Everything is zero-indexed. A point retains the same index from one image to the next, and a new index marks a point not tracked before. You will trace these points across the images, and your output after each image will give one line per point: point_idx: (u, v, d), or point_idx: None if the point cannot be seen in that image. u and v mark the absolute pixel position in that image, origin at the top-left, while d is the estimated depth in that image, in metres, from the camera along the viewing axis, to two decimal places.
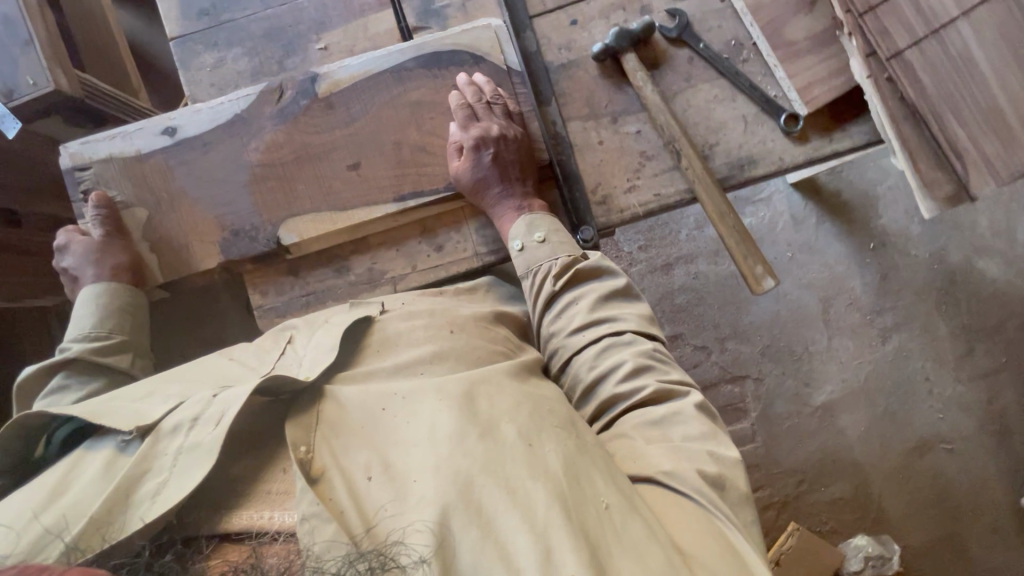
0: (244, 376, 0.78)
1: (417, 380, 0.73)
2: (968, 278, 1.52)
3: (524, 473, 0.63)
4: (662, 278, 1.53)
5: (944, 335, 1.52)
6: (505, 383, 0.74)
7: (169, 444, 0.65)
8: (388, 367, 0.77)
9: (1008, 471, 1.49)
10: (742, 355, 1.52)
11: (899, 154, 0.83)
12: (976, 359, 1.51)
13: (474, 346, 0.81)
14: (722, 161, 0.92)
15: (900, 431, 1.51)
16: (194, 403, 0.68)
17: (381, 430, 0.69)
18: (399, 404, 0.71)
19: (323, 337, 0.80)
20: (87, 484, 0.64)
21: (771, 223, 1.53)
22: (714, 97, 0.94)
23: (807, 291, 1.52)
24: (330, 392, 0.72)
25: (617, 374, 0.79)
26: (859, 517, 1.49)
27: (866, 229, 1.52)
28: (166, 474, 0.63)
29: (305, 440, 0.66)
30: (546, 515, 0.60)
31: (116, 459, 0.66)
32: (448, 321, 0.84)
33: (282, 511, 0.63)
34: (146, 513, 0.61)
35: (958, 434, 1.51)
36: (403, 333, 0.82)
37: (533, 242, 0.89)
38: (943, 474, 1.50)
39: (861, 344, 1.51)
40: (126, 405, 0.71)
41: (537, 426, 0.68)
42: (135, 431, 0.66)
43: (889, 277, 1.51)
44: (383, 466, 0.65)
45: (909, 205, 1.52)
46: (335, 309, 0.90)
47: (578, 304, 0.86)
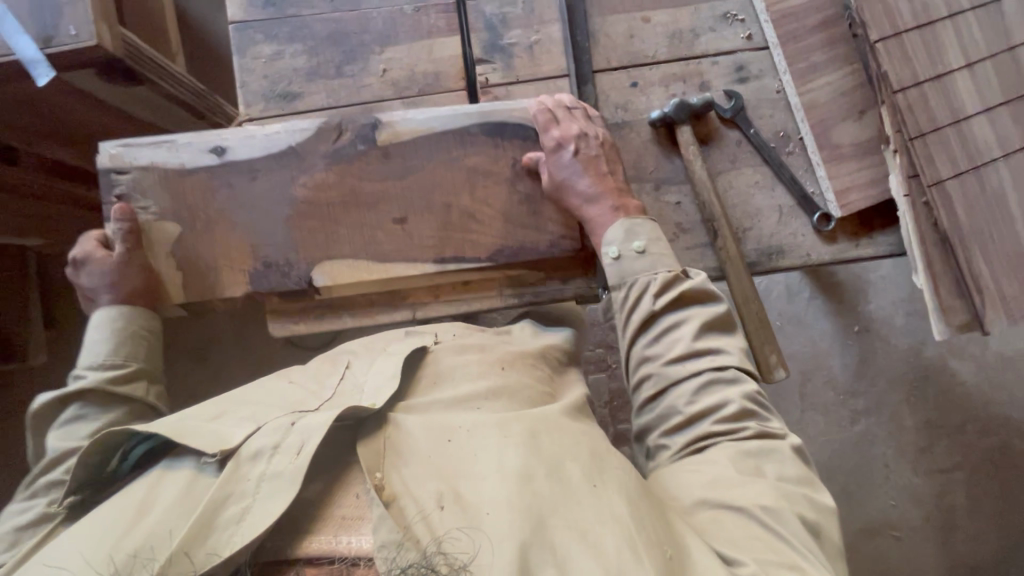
0: (309, 400, 0.79)
1: (475, 414, 0.76)
2: (939, 374, 1.57)
3: (592, 511, 0.66)
4: None
5: (909, 426, 1.57)
6: (566, 424, 0.77)
7: (250, 469, 0.66)
8: (448, 397, 0.81)
9: (950, 567, 1.55)
10: None
11: (922, 274, 0.89)
12: (935, 454, 1.56)
13: (529, 385, 0.84)
14: (753, 246, 0.99)
15: (852, 512, 1.56)
16: (273, 429, 0.69)
17: (445, 458, 0.71)
18: (464, 434, 0.73)
19: (385, 363, 0.83)
20: (168, 507, 0.65)
21: (766, 290, 1.57)
22: (754, 182, 1.00)
23: (789, 363, 1.55)
24: (394, 420, 0.75)
25: (718, 415, 0.80)
26: None
27: (853, 311, 1.57)
28: (250, 500, 0.63)
29: (378, 466, 0.68)
30: (617, 553, 0.63)
31: (197, 478, 0.68)
32: (499, 359, 0.87)
33: (358, 536, 0.63)
34: (232, 538, 0.61)
35: (907, 523, 1.56)
36: (460, 366, 0.85)
37: (632, 252, 0.91)
38: (887, 559, 1.55)
39: (830, 422, 1.56)
40: (200, 426, 0.72)
41: (598, 463, 0.72)
42: (218, 454, 0.68)
43: (867, 361, 1.56)
44: (454, 497, 0.66)
45: (898, 295, 1.56)
46: (391, 338, 0.94)
47: (678, 330, 0.86)
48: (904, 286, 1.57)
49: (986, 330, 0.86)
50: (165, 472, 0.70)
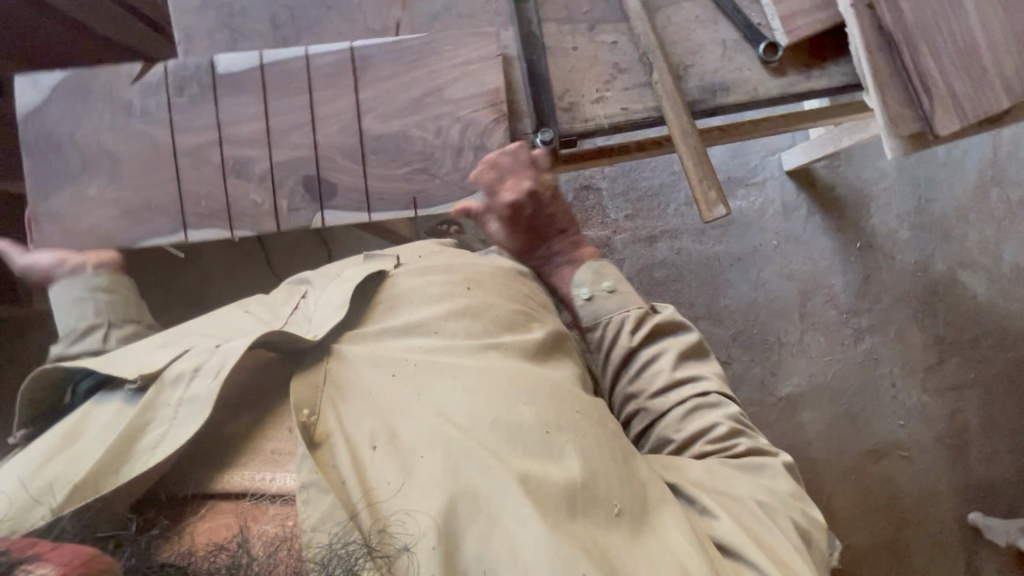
0: (253, 329, 0.74)
1: (428, 345, 0.70)
2: (949, 290, 1.50)
3: (538, 462, 0.60)
4: (644, 250, 1.50)
5: (917, 343, 1.51)
6: (524, 363, 0.70)
7: (170, 394, 0.62)
8: (397, 324, 0.73)
9: (960, 487, 1.50)
10: (713, 337, 1.50)
11: (870, 89, 0.79)
12: (945, 372, 1.51)
13: (491, 305, 0.76)
14: (695, 84, 0.86)
15: (859, 434, 1.51)
16: (197, 354, 0.65)
17: (384, 396, 0.65)
18: (409, 370, 0.67)
19: (332, 292, 0.76)
20: (94, 436, 0.62)
21: (761, 210, 1.52)
22: (694, 18, 0.88)
23: (787, 282, 1.50)
24: (337, 350, 0.69)
25: (710, 436, 0.73)
26: None
27: (856, 227, 1.50)
28: (167, 425, 0.60)
29: (309, 403, 0.63)
30: (554, 499, 0.57)
31: (122, 408, 0.64)
32: (466, 277, 0.79)
33: (283, 473, 0.61)
34: (145, 462, 0.58)
35: (916, 443, 1.51)
36: (417, 287, 0.77)
37: (602, 291, 0.83)
38: (897, 481, 1.51)
39: (832, 341, 1.51)
40: (135, 355, 0.69)
41: (553, 407, 0.64)
42: (140, 378, 0.64)
43: (870, 278, 1.50)
44: (389, 436, 0.61)
45: (901, 209, 1.51)
46: (345, 264, 0.85)
47: (658, 362, 0.78)
48: (909, 200, 1.51)
49: (940, 137, 0.77)
50: (93, 406, 0.66)
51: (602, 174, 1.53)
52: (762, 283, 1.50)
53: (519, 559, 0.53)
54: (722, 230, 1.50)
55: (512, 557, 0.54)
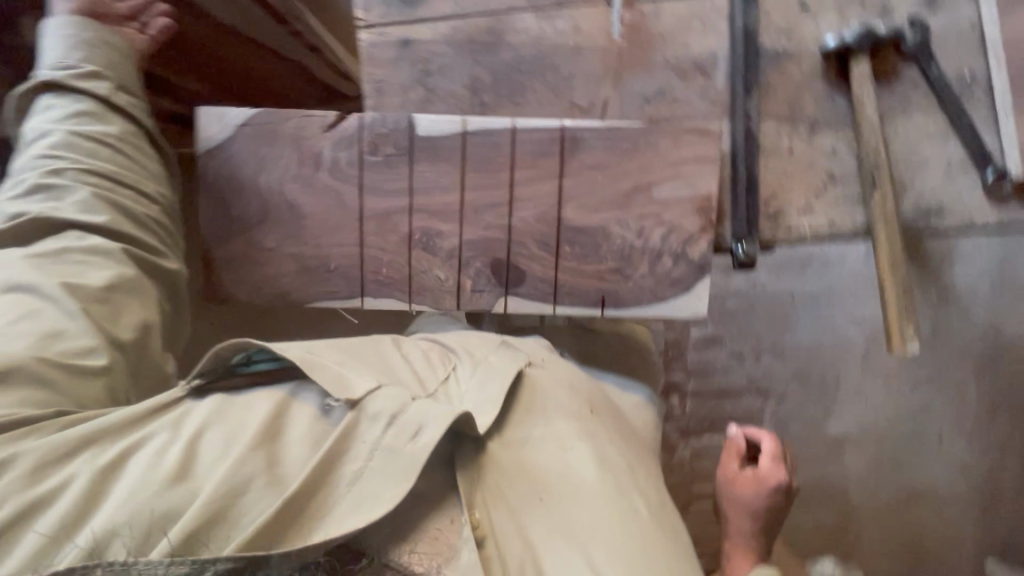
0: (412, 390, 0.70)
1: (575, 463, 0.67)
2: (1015, 352, 1.49)
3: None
4: (719, 278, 1.48)
5: (972, 401, 1.51)
6: (659, 515, 0.66)
7: (368, 432, 0.58)
8: (543, 434, 0.69)
9: (984, 542, 1.55)
10: (773, 372, 1.50)
11: None
12: (993, 431, 1.52)
13: (615, 437, 0.75)
14: (912, 204, 1.06)
15: (897, 479, 1.54)
16: (393, 395, 0.61)
17: (538, 510, 0.63)
18: (564, 491, 0.64)
19: (489, 380, 0.73)
20: (295, 443, 0.58)
21: (845, 252, 1.47)
22: (920, 137, 1.05)
23: (857, 327, 1.48)
24: (492, 453, 0.66)
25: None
26: (831, 543, 1.56)
27: (936, 281, 1.48)
28: (365, 463, 0.57)
29: (478, 506, 0.60)
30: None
31: (322, 422, 0.61)
32: (589, 401, 0.78)
33: (444, 572, 0.55)
34: (347, 509, 0.54)
35: (950, 495, 1.55)
36: (558, 393, 0.76)
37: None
38: (924, 527, 1.55)
39: (889, 388, 1.51)
40: (331, 364, 0.66)
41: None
42: (344, 400, 0.61)
43: (939, 331, 1.50)
44: (536, 571, 0.59)
45: (984, 266, 1.48)
46: (488, 346, 0.83)
47: None
48: (996, 260, 1.47)
49: None
50: (285, 401, 0.62)
51: None
52: (831, 324, 1.48)
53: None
54: (801, 268, 1.47)
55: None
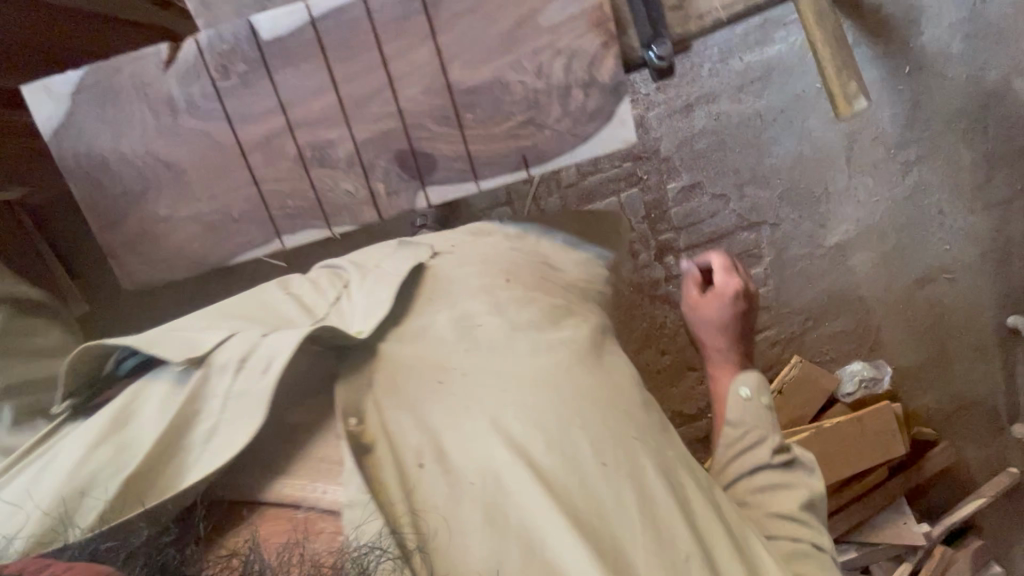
0: (297, 321, 0.79)
1: (479, 352, 0.73)
2: (1002, 100, 1.42)
3: (581, 483, 0.64)
4: (681, 122, 1.40)
5: (966, 165, 1.47)
6: (563, 363, 0.72)
7: (218, 384, 0.66)
8: (441, 321, 0.76)
9: (1000, 295, 1.58)
10: (760, 201, 1.46)
11: None
12: (992, 189, 1.49)
13: (532, 297, 0.80)
14: None
15: (906, 265, 1.54)
16: (241, 344, 0.69)
17: (429, 397, 0.69)
18: (453, 374, 0.70)
19: (376, 285, 0.80)
20: (144, 414, 0.66)
21: (803, 50, 1.35)
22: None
23: (834, 127, 1.42)
24: (385, 352, 0.73)
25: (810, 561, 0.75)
26: (856, 346, 1.60)
27: (905, 49, 1.37)
28: (217, 416, 0.64)
29: (355, 410, 0.67)
30: (595, 518, 0.62)
31: (172, 389, 0.67)
32: (504, 270, 0.84)
33: (332, 487, 0.63)
34: (201, 458, 0.62)
35: (960, 264, 1.55)
36: (457, 276, 0.83)
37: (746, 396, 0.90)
38: (941, 302, 1.58)
39: (880, 180, 1.47)
40: (187, 334, 0.73)
41: (587, 404, 0.68)
42: (186, 362, 0.68)
43: (920, 104, 1.42)
44: (435, 450, 0.65)
45: (954, 17, 1.37)
46: (382, 253, 0.91)
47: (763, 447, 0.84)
48: (964, 5, 1.36)
49: None
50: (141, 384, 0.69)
51: None
52: (807, 132, 1.42)
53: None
54: (762, 83, 1.38)
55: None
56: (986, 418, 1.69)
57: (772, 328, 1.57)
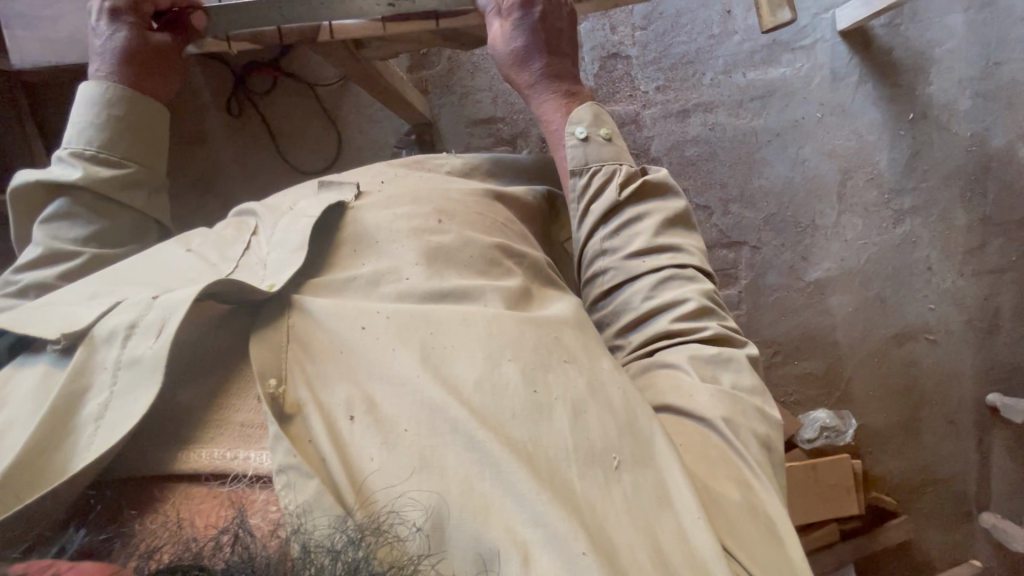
0: (199, 276, 0.71)
1: (400, 304, 0.67)
2: (1004, 165, 1.39)
3: (526, 427, 0.57)
4: (675, 126, 1.41)
5: (960, 226, 1.43)
6: (501, 311, 0.66)
7: (106, 354, 0.59)
8: (366, 274, 0.70)
9: (982, 368, 1.49)
10: (743, 220, 1.44)
11: None
12: (986, 255, 1.44)
13: (462, 235, 0.75)
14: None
15: (886, 318, 1.48)
16: (131, 307, 0.62)
17: (357, 349, 0.63)
18: (380, 322, 0.64)
19: (289, 229, 0.73)
20: (20, 404, 0.58)
21: (807, 78, 1.39)
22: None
23: (828, 160, 1.41)
24: (297, 304, 0.66)
25: (677, 311, 0.73)
26: (824, 393, 1.52)
27: (910, 96, 1.37)
28: (108, 394, 0.57)
29: (275, 372, 0.60)
30: (550, 466, 0.55)
31: (50, 373, 0.60)
32: (436, 210, 0.77)
33: (258, 451, 0.57)
34: (91, 439, 0.55)
35: (944, 327, 1.48)
36: (383, 221, 0.75)
37: (575, 140, 0.83)
38: (917, 364, 1.50)
39: (870, 224, 1.44)
40: (62, 307, 0.65)
41: (517, 341, 0.63)
42: (63, 338, 0.60)
43: (920, 154, 1.40)
44: (367, 404, 0.59)
45: (965, 74, 1.36)
46: (300, 195, 0.82)
47: (639, 230, 0.78)
48: (976, 64, 1.36)
49: None
50: (17, 370, 0.62)
51: (633, 39, 1.40)
52: (801, 160, 1.41)
53: (518, 538, 0.52)
54: (763, 103, 1.39)
55: (510, 537, 0.52)
56: (953, 502, 1.56)
57: None
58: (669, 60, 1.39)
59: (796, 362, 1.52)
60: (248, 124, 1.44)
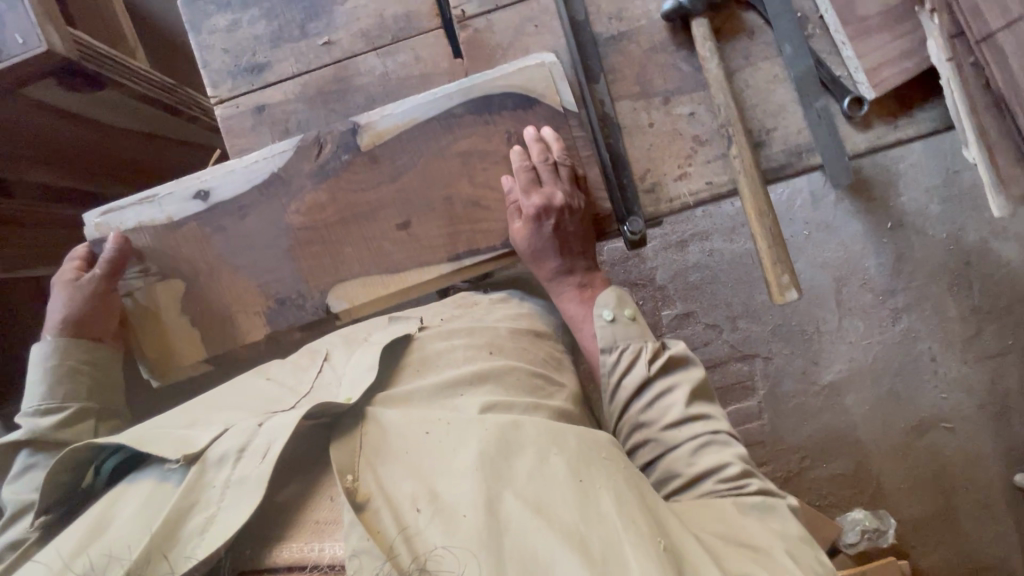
0: (284, 397, 0.76)
1: (465, 406, 0.73)
2: (982, 259, 1.50)
3: (573, 513, 0.60)
4: (676, 256, 1.50)
5: (953, 317, 1.51)
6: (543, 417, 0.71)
7: (214, 476, 0.63)
8: (429, 386, 0.76)
9: (1003, 450, 1.52)
10: (752, 334, 1.50)
11: (976, 146, 0.83)
12: (983, 341, 1.51)
13: (517, 362, 0.81)
14: None
15: (902, 410, 1.52)
16: (241, 430, 0.66)
17: (423, 452, 0.66)
18: (443, 428, 0.68)
19: (363, 356, 0.80)
20: (133, 519, 0.62)
21: (790, 201, 1.51)
22: (772, 78, 0.91)
23: (821, 272, 1.50)
24: (373, 415, 0.71)
25: (719, 474, 0.70)
26: (858, 492, 1.53)
27: (885, 208, 1.50)
28: (214, 508, 0.60)
29: (351, 469, 0.64)
30: (603, 550, 0.58)
31: (159, 488, 0.64)
32: (488, 342, 0.83)
33: (331, 543, 0.59)
34: (196, 546, 0.58)
35: (959, 413, 1.53)
36: (441, 353, 0.81)
37: (624, 317, 0.82)
38: (941, 452, 1.53)
39: (870, 325, 1.51)
40: (173, 430, 0.69)
41: (561, 440, 0.67)
42: (182, 459, 0.65)
43: (904, 258, 1.50)
44: (432, 497, 0.61)
45: (930, 184, 1.49)
46: (371, 328, 0.88)
47: (671, 394, 0.76)
48: (938, 174, 1.49)
49: None
50: (126, 488, 0.66)
51: None
52: (796, 275, 1.50)
53: None
54: None
55: None
56: None
57: (766, 465, 1.52)
58: None
59: (827, 462, 1.53)
60: None
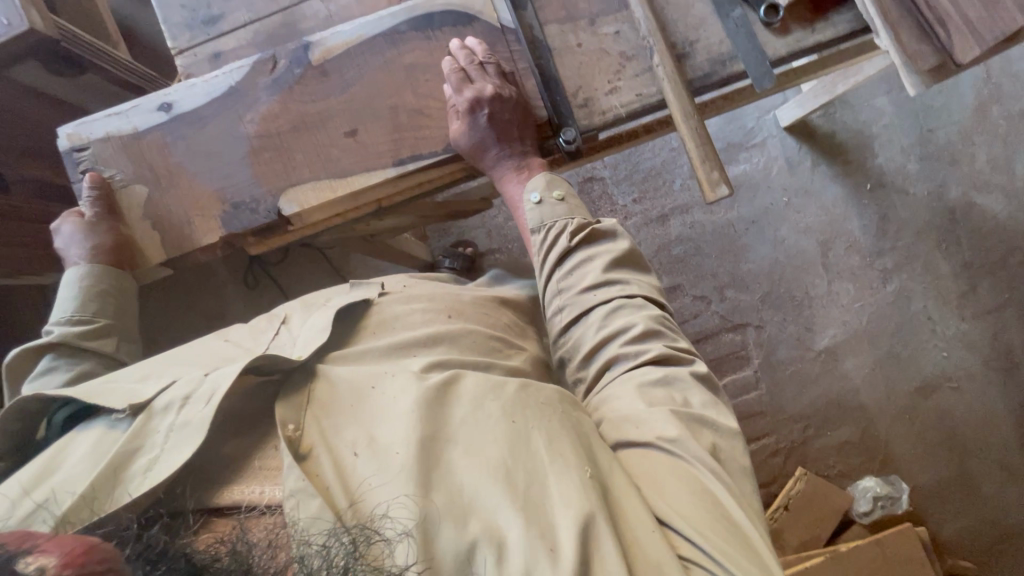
0: (237, 357, 0.76)
1: (414, 362, 0.72)
2: (967, 213, 1.50)
3: (505, 452, 0.60)
4: (658, 230, 1.53)
5: (945, 273, 1.50)
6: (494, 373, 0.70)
7: (161, 421, 0.63)
8: (382, 346, 0.75)
9: (1012, 407, 1.48)
10: (742, 303, 1.51)
11: (881, 31, 0.80)
12: (978, 297, 1.49)
13: (471, 322, 0.81)
14: None
15: (904, 372, 1.50)
16: (186, 383, 0.66)
17: (365, 402, 0.67)
18: (387, 379, 0.68)
19: (315, 319, 0.78)
20: (79, 462, 0.62)
21: (766, 169, 1.53)
22: None
23: (805, 236, 1.51)
24: (322, 371, 0.70)
25: (624, 336, 0.77)
26: (867, 459, 1.49)
27: (863, 169, 1.51)
28: (158, 451, 0.61)
29: (294, 418, 0.65)
30: (528, 480, 0.59)
31: (107, 435, 0.64)
32: (448, 307, 0.81)
33: (272, 486, 0.62)
34: (139, 486, 0.59)
35: (962, 372, 1.49)
36: (401, 316, 0.80)
37: (552, 198, 0.86)
38: (949, 413, 1.49)
39: (861, 286, 1.50)
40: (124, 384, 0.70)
41: (504, 387, 0.65)
42: (128, 407, 0.65)
43: (887, 218, 1.50)
44: (370, 441, 0.63)
45: (906, 143, 1.51)
46: (332, 292, 0.87)
47: (590, 264, 0.82)
48: (912, 133, 1.51)
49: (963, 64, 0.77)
50: (74, 436, 0.65)
51: (603, 162, 1.56)
52: (780, 241, 1.51)
53: (499, 535, 0.56)
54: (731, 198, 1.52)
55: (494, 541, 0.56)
56: None
57: (769, 436, 1.49)
58: (639, 174, 1.54)
59: (832, 429, 1.49)
60: (260, 292, 1.54)
